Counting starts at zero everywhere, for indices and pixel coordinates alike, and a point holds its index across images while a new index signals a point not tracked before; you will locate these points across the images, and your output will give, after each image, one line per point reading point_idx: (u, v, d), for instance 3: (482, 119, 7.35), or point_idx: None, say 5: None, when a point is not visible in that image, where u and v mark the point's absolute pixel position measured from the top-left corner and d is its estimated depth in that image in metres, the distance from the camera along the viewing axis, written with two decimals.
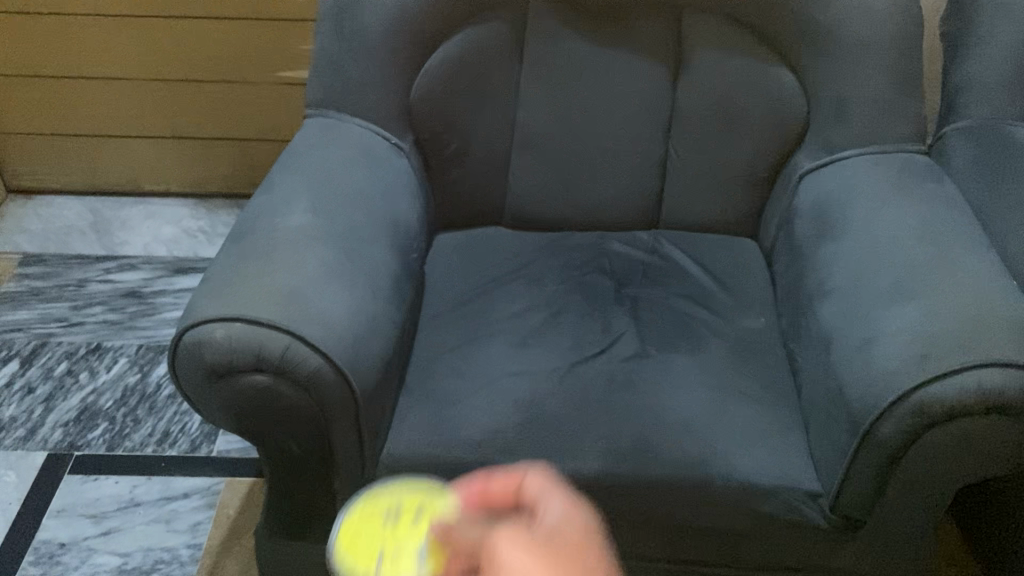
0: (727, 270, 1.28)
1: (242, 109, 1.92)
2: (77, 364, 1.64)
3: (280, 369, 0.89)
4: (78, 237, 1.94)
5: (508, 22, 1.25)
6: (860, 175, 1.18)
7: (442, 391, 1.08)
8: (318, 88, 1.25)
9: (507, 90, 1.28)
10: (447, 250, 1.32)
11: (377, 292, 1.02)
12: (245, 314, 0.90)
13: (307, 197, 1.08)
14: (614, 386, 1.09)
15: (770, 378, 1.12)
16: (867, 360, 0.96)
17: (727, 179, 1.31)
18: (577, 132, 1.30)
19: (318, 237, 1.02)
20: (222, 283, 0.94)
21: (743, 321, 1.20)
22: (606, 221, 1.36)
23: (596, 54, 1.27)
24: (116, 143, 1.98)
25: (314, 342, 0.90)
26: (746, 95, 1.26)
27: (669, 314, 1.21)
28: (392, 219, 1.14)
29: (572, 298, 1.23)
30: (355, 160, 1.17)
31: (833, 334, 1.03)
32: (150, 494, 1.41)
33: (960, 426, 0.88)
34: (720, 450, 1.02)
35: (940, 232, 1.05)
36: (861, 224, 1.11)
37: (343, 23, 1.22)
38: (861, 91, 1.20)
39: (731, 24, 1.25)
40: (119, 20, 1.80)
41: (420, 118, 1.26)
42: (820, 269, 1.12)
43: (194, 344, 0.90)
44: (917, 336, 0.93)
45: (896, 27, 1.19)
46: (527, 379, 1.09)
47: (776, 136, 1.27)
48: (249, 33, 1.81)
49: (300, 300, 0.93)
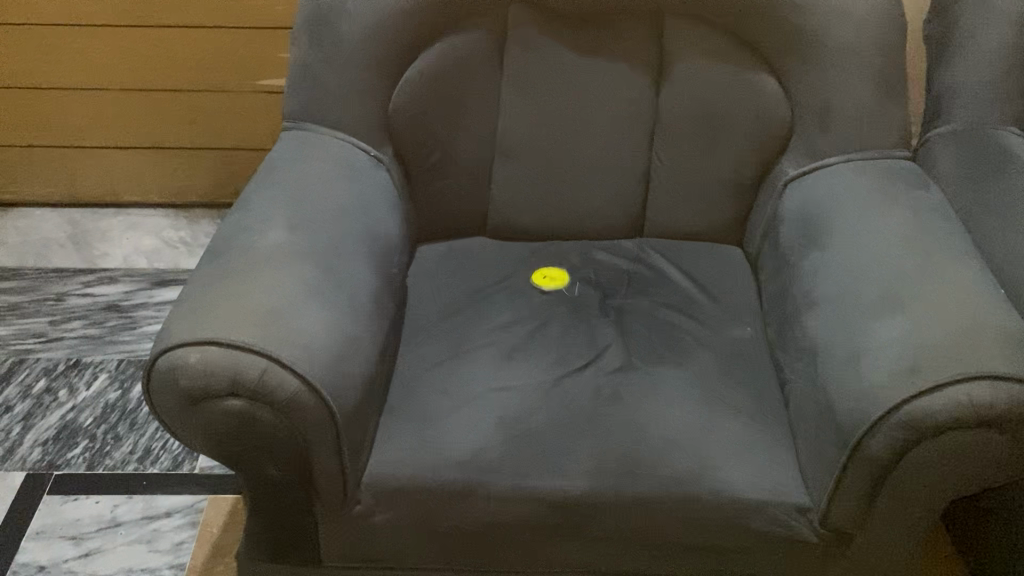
0: (712, 278, 1.27)
1: (221, 118, 1.89)
2: (57, 380, 1.61)
3: (256, 393, 0.87)
4: (56, 250, 1.91)
5: (488, 31, 1.23)
6: (846, 182, 1.17)
7: (425, 409, 1.06)
8: (295, 100, 1.22)
9: (488, 99, 1.26)
10: (429, 261, 1.30)
11: (357, 310, 1.00)
12: (220, 337, 0.88)
13: (285, 213, 1.06)
14: (600, 401, 1.08)
15: (757, 389, 1.11)
16: (855, 373, 0.94)
17: (712, 187, 1.29)
18: (559, 140, 1.28)
19: (295, 255, 1.00)
20: (197, 305, 0.92)
21: (730, 331, 1.19)
22: (590, 230, 1.34)
23: (577, 62, 1.26)
24: (93, 154, 1.94)
25: (291, 365, 0.88)
26: (730, 101, 1.24)
27: (654, 325, 1.19)
28: (373, 233, 1.12)
29: (557, 310, 1.21)
30: (334, 173, 1.15)
31: (820, 345, 1.02)
32: (132, 513, 1.39)
33: (950, 440, 0.87)
34: (708, 464, 1.01)
35: (927, 240, 1.04)
36: (848, 233, 1.09)
37: (320, 34, 1.20)
38: (846, 97, 1.19)
39: (714, 30, 1.23)
40: (94, 30, 1.77)
41: (400, 128, 1.24)
42: (806, 279, 1.11)
43: (169, 369, 0.88)
44: (906, 348, 0.92)
45: (881, 32, 1.18)
46: (512, 395, 1.08)
47: (760, 143, 1.25)
48: (227, 41, 1.79)
49: (279, 322, 0.91)
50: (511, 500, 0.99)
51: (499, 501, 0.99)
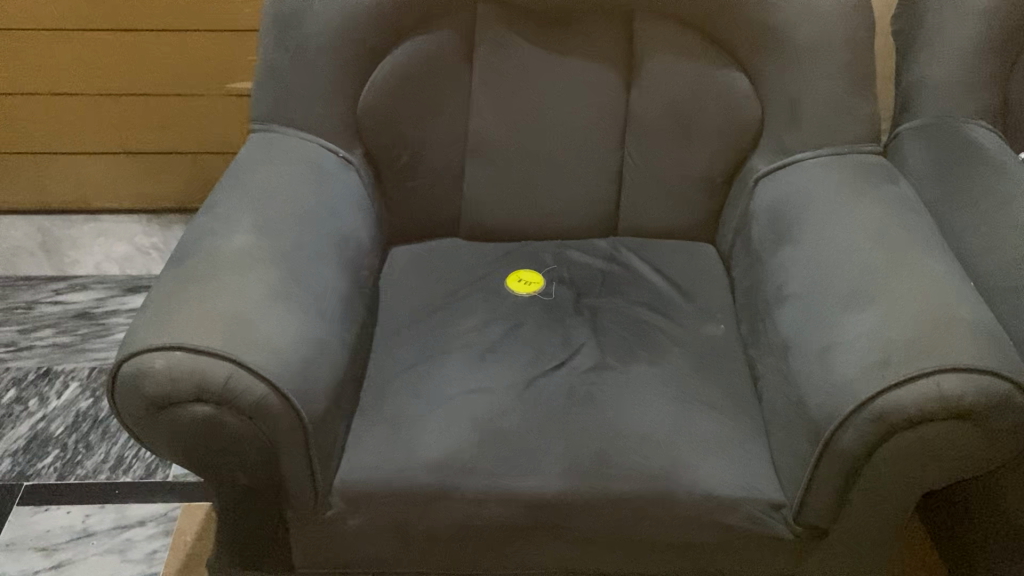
0: (686, 276, 1.27)
1: (192, 121, 1.87)
2: (27, 390, 1.59)
3: (222, 399, 0.86)
4: (26, 258, 1.89)
5: (456, 30, 1.23)
6: (816, 177, 1.17)
7: (397, 412, 1.05)
8: (262, 102, 1.21)
9: (458, 99, 1.26)
10: (402, 263, 1.29)
11: (325, 312, 0.99)
12: (185, 342, 0.87)
13: (251, 215, 1.04)
14: (573, 401, 1.07)
15: (731, 386, 1.11)
16: (826, 368, 0.94)
17: (684, 184, 1.29)
18: (530, 139, 1.28)
19: (262, 258, 0.98)
20: (162, 309, 0.91)
21: (703, 328, 1.19)
22: (563, 229, 1.34)
23: (546, 61, 1.25)
24: (62, 160, 1.92)
25: (258, 369, 0.87)
26: (700, 99, 1.24)
27: (628, 323, 1.19)
28: (342, 235, 1.10)
29: (530, 310, 1.21)
30: (302, 175, 1.13)
31: (792, 341, 1.02)
32: (104, 523, 1.37)
33: (921, 433, 0.87)
34: (682, 462, 1.00)
35: (896, 234, 1.04)
36: (819, 228, 1.09)
37: (286, 35, 1.18)
38: (816, 92, 1.18)
39: (683, 27, 1.23)
40: (59, 33, 1.75)
41: (369, 130, 1.23)
42: (777, 275, 1.10)
43: (133, 375, 0.86)
44: (877, 342, 0.92)
45: (849, 28, 1.18)
46: (484, 396, 1.07)
47: (731, 139, 1.25)
48: (196, 44, 1.77)
49: (244, 325, 0.90)
50: (484, 502, 0.98)
51: (472, 504, 0.98)
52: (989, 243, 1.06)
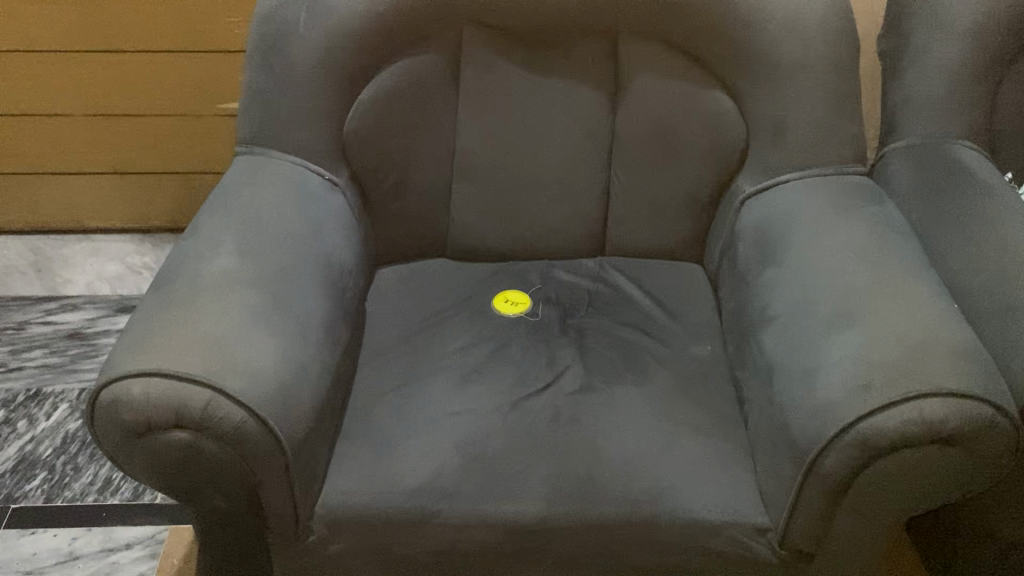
0: (673, 296, 1.27)
1: (184, 141, 1.88)
2: (16, 411, 1.58)
3: (201, 425, 0.86)
4: (18, 278, 1.89)
5: (441, 52, 1.23)
6: (802, 198, 1.16)
7: (381, 434, 1.05)
8: (247, 124, 1.21)
9: (444, 121, 1.26)
10: (389, 284, 1.29)
11: (307, 336, 0.99)
12: (164, 368, 0.86)
13: (234, 238, 1.04)
14: (558, 423, 1.07)
15: (716, 407, 1.10)
16: (809, 391, 0.94)
17: (671, 204, 1.29)
18: (516, 160, 1.28)
19: (243, 281, 0.98)
20: (141, 335, 0.90)
21: (689, 348, 1.19)
22: (550, 248, 1.34)
23: (532, 82, 1.25)
24: (54, 180, 1.92)
25: (236, 395, 0.87)
26: (686, 120, 1.24)
27: (614, 344, 1.18)
28: (325, 257, 1.10)
29: (516, 331, 1.20)
30: (286, 197, 1.13)
31: (776, 362, 1.01)
32: (91, 546, 1.36)
33: (905, 457, 0.87)
34: (666, 485, 1.00)
35: (880, 255, 1.04)
36: (804, 248, 1.09)
37: (270, 57, 1.18)
38: (801, 113, 1.18)
39: (668, 49, 1.23)
40: (49, 55, 1.75)
41: (355, 151, 1.22)
42: (762, 296, 1.10)
43: (111, 402, 0.86)
44: (861, 365, 0.91)
45: (834, 48, 1.17)
46: (468, 419, 1.07)
47: (716, 159, 1.25)
48: (187, 65, 1.77)
49: (224, 350, 0.89)
50: (466, 526, 0.97)
51: (454, 528, 0.97)
52: (974, 263, 1.06)
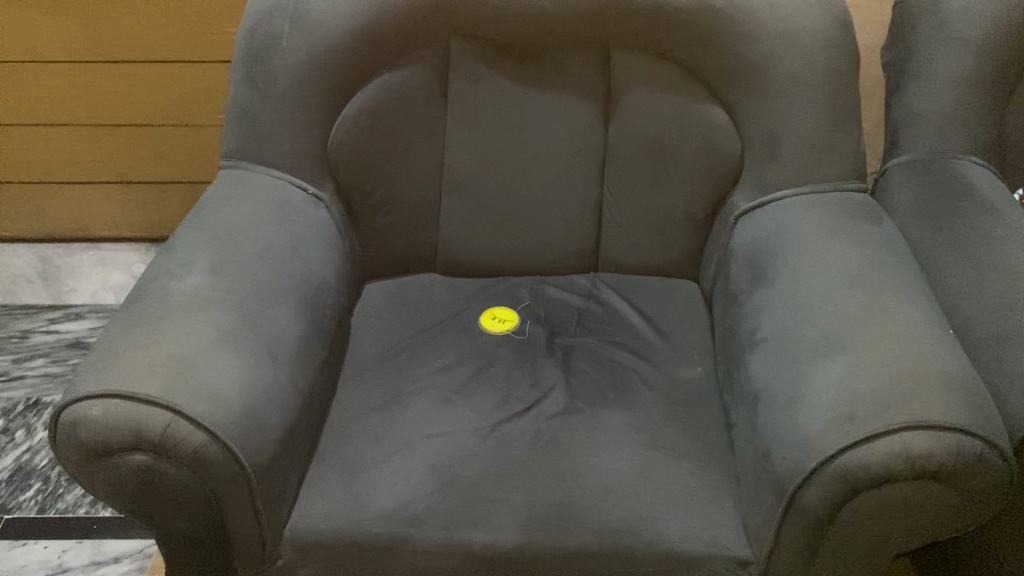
0: (665, 315, 1.23)
1: (186, 151, 1.87)
2: (15, 421, 1.59)
3: (159, 448, 0.84)
4: (25, 286, 1.91)
5: (429, 66, 1.20)
6: (796, 216, 1.12)
7: (356, 457, 1.03)
8: (232, 139, 1.19)
9: (432, 135, 1.24)
10: (376, 301, 1.27)
11: (277, 357, 0.97)
12: (123, 390, 0.85)
13: (209, 255, 1.03)
14: (537, 448, 1.04)
15: (703, 433, 1.07)
16: (792, 420, 0.90)
17: (664, 221, 1.26)
18: (506, 175, 1.25)
19: (213, 300, 0.97)
20: (105, 355, 0.89)
21: (679, 370, 1.15)
22: (542, 264, 1.31)
23: (521, 96, 1.23)
24: (61, 189, 1.93)
25: (197, 418, 0.85)
26: (679, 134, 1.21)
27: (601, 365, 1.15)
28: (304, 274, 1.09)
29: (501, 350, 1.18)
30: (266, 213, 1.12)
31: (762, 388, 0.98)
32: (80, 559, 1.36)
33: (888, 493, 0.82)
34: (645, 514, 0.96)
35: (873, 277, 1.00)
36: (795, 269, 1.05)
37: (254, 71, 1.16)
38: (797, 129, 1.14)
39: (661, 62, 1.20)
40: (55, 65, 1.76)
41: (341, 166, 1.21)
42: (752, 318, 1.06)
43: (71, 423, 0.85)
44: (844, 396, 0.87)
45: (833, 62, 1.13)
46: (445, 442, 1.04)
47: (711, 175, 1.21)
48: (188, 75, 1.77)
49: (187, 372, 0.88)
50: (437, 554, 0.94)
51: (425, 556, 0.95)
52: (972, 286, 1.01)
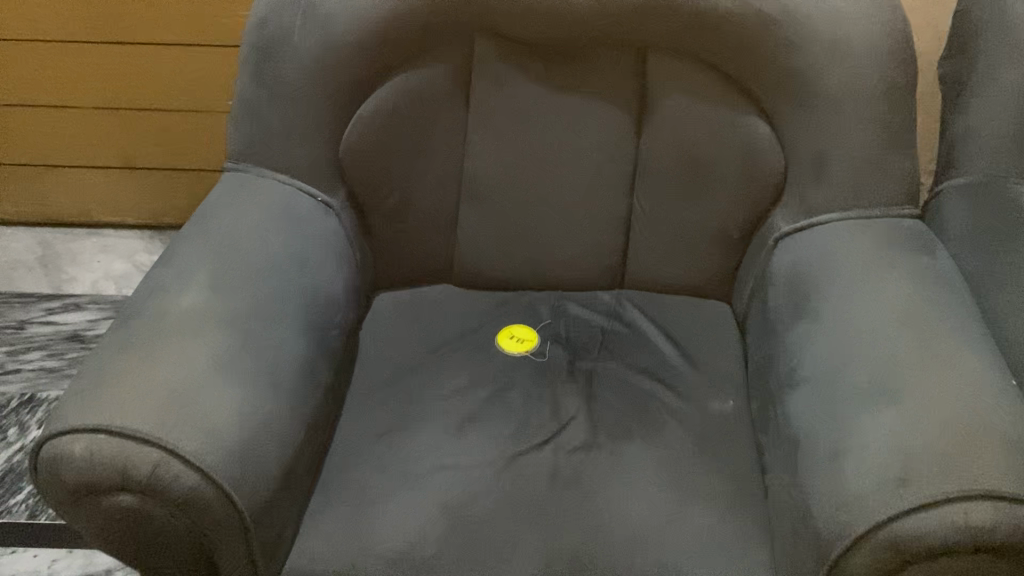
0: (695, 340, 1.16)
1: (193, 138, 1.79)
2: (7, 418, 1.52)
3: (146, 490, 0.77)
4: (25, 273, 1.83)
5: (450, 65, 1.12)
6: (843, 243, 1.04)
7: (360, 490, 0.95)
8: (237, 139, 1.11)
9: (452, 139, 1.15)
10: (387, 314, 1.20)
11: (278, 385, 0.89)
12: (109, 424, 0.78)
13: (209, 270, 0.95)
14: (556, 486, 0.96)
15: (736, 474, 0.99)
16: (838, 475, 0.82)
17: (697, 238, 1.18)
18: (529, 183, 1.17)
19: (211, 322, 0.89)
20: (91, 382, 0.82)
21: (710, 403, 1.07)
22: (564, 279, 1.23)
23: (549, 100, 1.14)
24: (63, 173, 1.85)
25: (188, 456, 0.78)
26: (717, 147, 1.12)
27: (626, 394, 1.08)
28: (310, 291, 1.01)
29: (519, 374, 1.10)
30: (272, 222, 1.04)
31: (802, 435, 0.90)
32: (70, 571, 1.30)
33: (942, 566, 0.75)
34: (671, 566, 0.88)
35: (929, 316, 0.91)
36: (841, 302, 0.97)
37: (262, 67, 1.08)
38: (847, 148, 1.05)
39: (701, 68, 1.11)
40: (58, 45, 1.68)
41: (353, 171, 1.13)
42: (792, 354, 0.98)
43: (52, 458, 0.78)
44: (897, 453, 0.79)
45: (890, 75, 1.04)
46: (457, 476, 0.97)
47: (749, 193, 1.13)
48: (195, 60, 1.68)
49: (179, 404, 0.81)
50: None
51: None
52: None
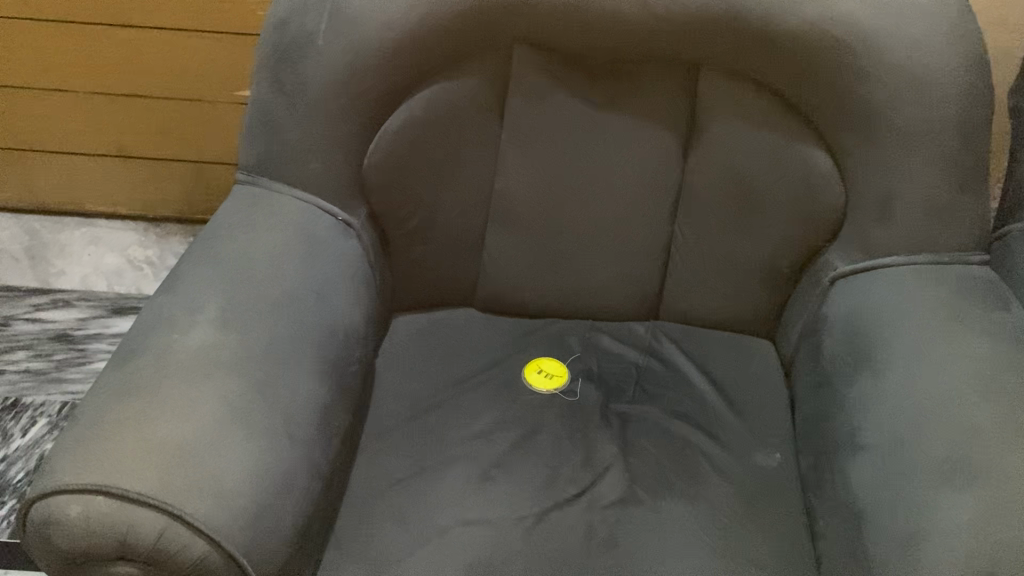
0: (737, 382, 1.08)
1: (192, 128, 1.69)
2: None
3: (151, 559, 0.69)
4: (10, 264, 1.73)
5: (485, 76, 1.02)
6: (907, 291, 0.96)
7: (379, 546, 0.87)
8: (252, 150, 1.02)
9: (483, 156, 1.06)
10: (406, 340, 1.11)
11: (294, 434, 0.81)
12: (108, 485, 0.69)
13: (220, 301, 0.86)
14: (591, 547, 0.88)
15: (786, 538, 0.91)
16: (912, 562, 0.75)
17: (741, 272, 1.10)
18: (564, 206, 1.09)
19: (222, 363, 0.80)
20: (89, 433, 0.73)
21: (756, 455, 0.99)
22: (596, 309, 1.15)
23: (589, 117, 1.05)
24: (54, 159, 1.75)
25: (197, 522, 0.69)
26: (770, 177, 1.04)
27: (665, 442, 1.00)
28: (328, 324, 0.92)
29: (549, 415, 1.02)
30: (288, 245, 0.95)
31: (867, 506, 0.82)
32: None
33: None
34: None
35: (1008, 382, 0.84)
36: (908, 359, 0.89)
37: (281, 74, 0.99)
38: (914, 188, 0.97)
39: (758, 91, 1.02)
40: (50, 26, 1.56)
41: (376, 188, 1.04)
42: (853, 412, 0.90)
43: (43, 521, 0.69)
44: (977, 544, 0.72)
45: (966, 112, 0.95)
46: (484, 532, 0.88)
47: (803, 228, 1.05)
48: (197, 46, 1.57)
49: (187, 461, 0.72)
50: None
51: None
52: None
